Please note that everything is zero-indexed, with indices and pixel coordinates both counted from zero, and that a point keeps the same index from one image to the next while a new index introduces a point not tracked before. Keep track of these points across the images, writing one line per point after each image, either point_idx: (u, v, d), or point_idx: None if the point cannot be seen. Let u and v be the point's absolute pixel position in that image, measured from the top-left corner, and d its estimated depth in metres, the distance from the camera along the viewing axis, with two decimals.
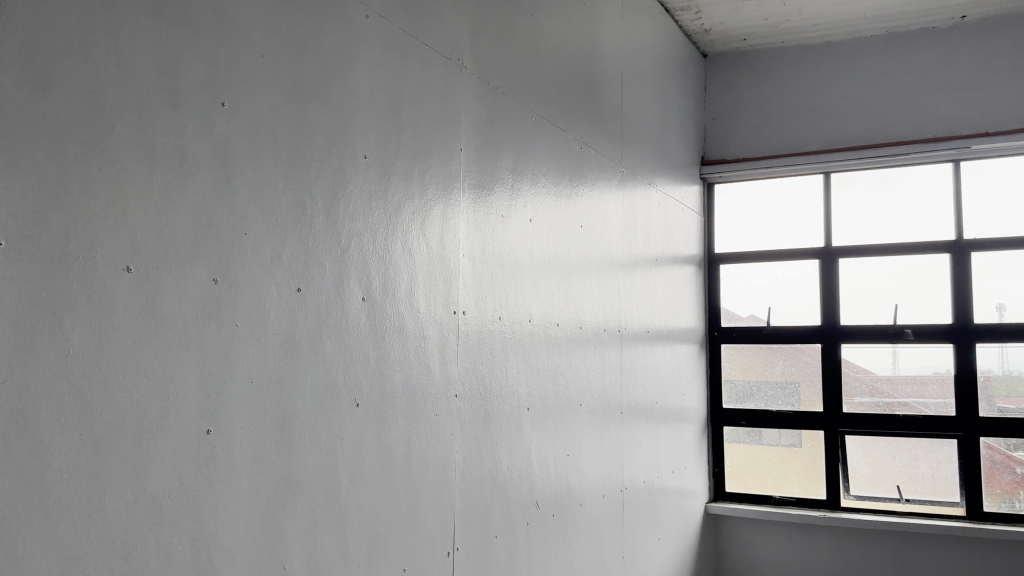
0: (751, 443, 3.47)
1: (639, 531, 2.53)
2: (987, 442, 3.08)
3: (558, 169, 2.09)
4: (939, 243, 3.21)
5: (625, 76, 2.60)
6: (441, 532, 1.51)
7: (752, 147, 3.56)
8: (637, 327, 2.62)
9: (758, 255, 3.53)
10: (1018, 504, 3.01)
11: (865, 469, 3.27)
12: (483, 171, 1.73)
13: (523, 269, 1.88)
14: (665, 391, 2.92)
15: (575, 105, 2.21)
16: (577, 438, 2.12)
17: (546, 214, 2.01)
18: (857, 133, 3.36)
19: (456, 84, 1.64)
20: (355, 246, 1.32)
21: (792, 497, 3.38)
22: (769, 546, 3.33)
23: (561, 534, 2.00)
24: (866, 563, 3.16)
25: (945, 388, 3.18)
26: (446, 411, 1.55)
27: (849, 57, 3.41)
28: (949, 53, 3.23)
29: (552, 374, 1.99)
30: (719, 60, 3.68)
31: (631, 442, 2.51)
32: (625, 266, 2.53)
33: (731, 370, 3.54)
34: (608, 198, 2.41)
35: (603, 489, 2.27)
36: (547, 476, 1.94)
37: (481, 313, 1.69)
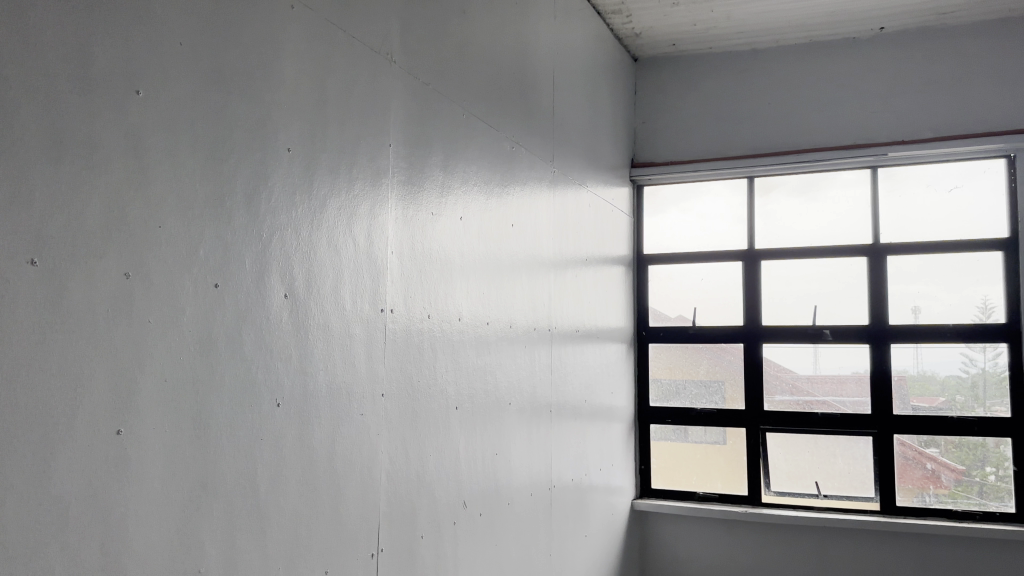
0: (677, 441, 3.54)
1: (567, 529, 2.54)
2: (900, 440, 3.19)
3: (489, 169, 2.08)
4: (856, 247, 3.33)
5: (556, 77, 2.61)
6: (365, 534, 1.48)
7: (681, 150, 3.62)
8: (566, 326, 2.63)
9: (685, 257, 3.60)
10: (929, 498, 3.14)
11: (785, 465, 3.36)
12: (412, 167, 1.70)
13: (453, 268, 1.86)
14: (594, 389, 2.94)
15: (507, 103, 2.20)
16: (506, 437, 2.11)
17: (476, 213, 1.99)
18: (781, 139, 3.45)
19: (385, 80, 1.62)
20: (277, 241, 1.29)
21: (715, 493, 3.46)
22: (693, 542, 3.40)
23: (488, 533, 1.99)
24: (785, 557, 3.25)
25: (861, 387, 3.29)
26: (372, 411, 1.52)
27: (774, 64, 3.50)
28: (869, 63, 3.34)
29: (481, 373, 1.98)
30: (649, 64, 3.72)
31: (559, 440, 2.52)
32: (555, 266, 2.54)
33: (658, 369, 3.61)
34: (539, 197, 2.41)
35: (531, 487, 2.27)
36: (475, 475, 1.93)
37: (409, 311, 1.66)
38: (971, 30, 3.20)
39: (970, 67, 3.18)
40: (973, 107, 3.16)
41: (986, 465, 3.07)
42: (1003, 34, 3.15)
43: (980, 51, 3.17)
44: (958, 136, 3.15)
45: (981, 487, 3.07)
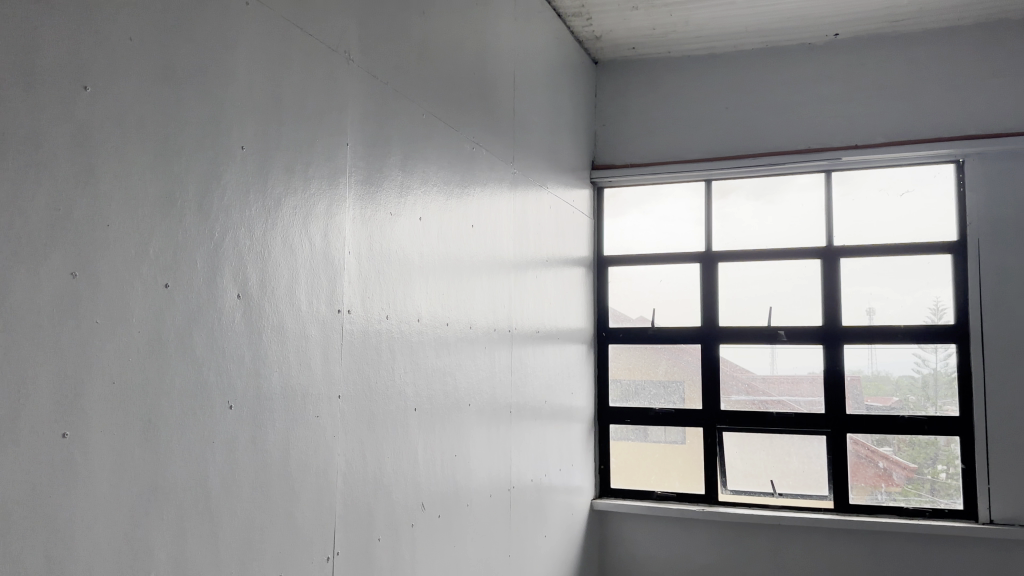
0: (636, 441, 3.57)
1: (526, 530, 2.54)
2: (853, 438, 3.25)
3: (449, 169, 2.07)
4: (811, 249, 3.39)
5: (517, 78, 2.61)
6: (321, 537, 1.47)
7: (640, 152, 3.65)
8: (526, 327, 2.63)
9: (644, 258, 3.63)
10: (881, 496, 3.20)
11: (741, 464, 3.41)
12: (370, 166, 1.69)
13: (412, 268, 1.85)
14: (554, 390, 2.95)
15: (466, 103, 2.19)
16: (465, 439, 2.11)
17: (436, 214, 1.98)
18: (738, 142, 3.50)
19: (343, 79, 1.60)
20: (230, 240, 1.27)
21: (673, 492, 3.50)
22: (651, 541, 3.42)
23: (446, 535, 1.98)
24: (741, 555, 3.29)
25: (815, 386, 3.35)
26: (328, 413, 1.50)
27: (732, 68, 3.55)
28: (823, 69, 3.41)
29: (440, 374, 1.97)
30: (609, 67, 3.75)
31: (519, 441, 2.52)
32: (515, 268, 2.54)
33: (618, 369, 3.64)
34: (499, 198, 2.41)
35: (490, 488, 2.27)
36: (433, 476, 1.92)
37: (366, 311, 1.65)
38: (922, 37, 3.27)
39: (921, 74, 3.26)
40: (923, 113, 3.23)
41: (937, 463, 3.13)
42: (952, 42, 3.23)
43: (930, 59, 3.25)
44: (909, 141, 3.22)
45: (932, 484, 3.13)
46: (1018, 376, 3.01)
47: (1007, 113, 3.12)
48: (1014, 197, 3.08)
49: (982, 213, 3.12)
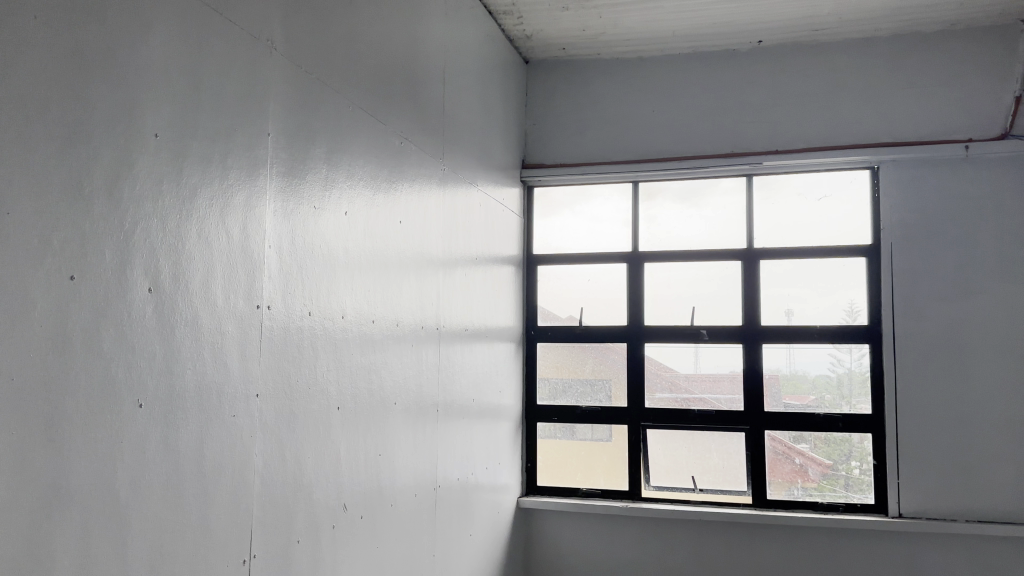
0: (563, 439, 3.59)
1: (451, 529, 2.53)
2: (772, 435, 3.35)
3: (376, 163, 2.03)
4: (733, 251, 3.47)
5: (447, 74, 2.59)
6: (237, 540, 1.42)
7: (569, 152, 3.68)
8: (455, 325, 2.61)
9: (572, 258, 3.65)
10: (797, 491, 3.30)
11: (664, 460, 3.48)
12: (293, 159, 1.65)
13: (337, 263, 1.82)
14: (481, 388, 2.94)
15: (395, 97, 2.16)
16: (390, 437, 2.08)
17: (362, 209, 1.95)
18: (665, 145, 3.56)
19: (265, 68, 1.56)
20: (141, 232, 1.21)
21: (598, 489, 3.53)
22: (576, 539, 3.45)
23: (369, 535, 1.95)
24: (663, 551, 3.35)
25: (735, 385, 3.43)
26: (245, 412, 1.46)
27: (659, 71, 3.60)
28: (748, 75, 3.49)
29: (365, 372, 1.94)
30: (540, 67, 3.76)
31: (445, 438, 2.50)
32: (444, 265, 2.52)
33: (546, 367, 3.65)
34: (428, 195, 2.38)
35: (415, 488, 2.24)
36: (356, 476, 1.89)
37: (288, 307, 1.61)
38: (840, 47, 3.39)
39: (839, 83, 3.37)
40: (840, 121, 3.35)
41: (851, 459, 3.25)
42: (869, 52, 3.35)
43: (848, 68, 3.36)
44: (827, 148, 3.33)
45: (846, 479, 3.24)
46: (925, 374, 3.13)
47: (918, 122, 3.25)
48: (925, 203, 3.21)
49: (895, 218, 3.24)
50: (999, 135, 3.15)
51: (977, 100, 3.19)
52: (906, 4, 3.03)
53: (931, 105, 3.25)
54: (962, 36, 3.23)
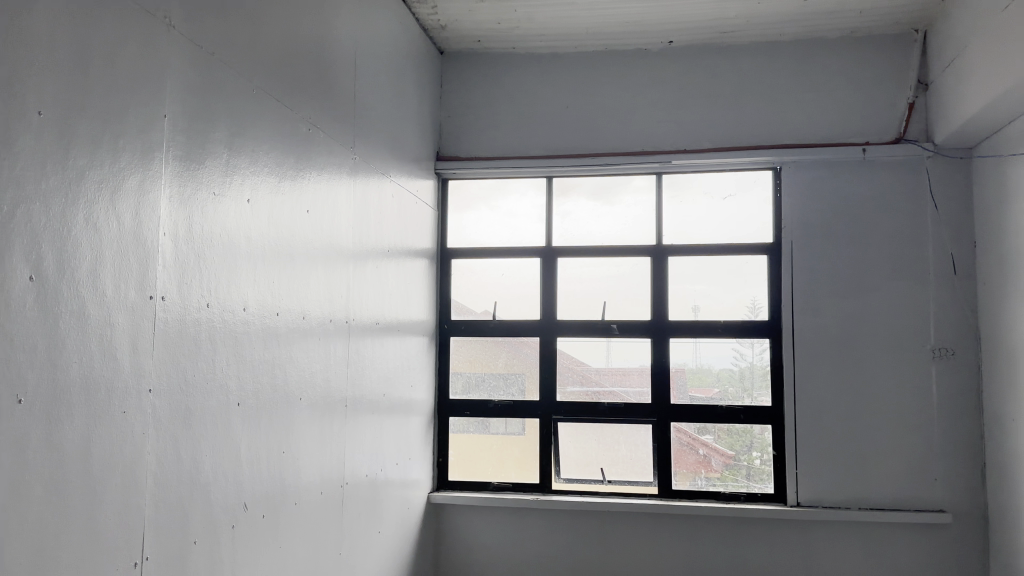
0: (475, 433, 3.57)
1: (359, 526, 2.48)
2: (678, 427, 3.43)
3: (281, 150, 1.96)
4: (643, 247, 3.52)
5: (358, 61, 2.53)
6: (127, 543, 1.35)
7: (483, 146, 3.66)
8: (365, 318, 2.56)
9: (485, 251, 3.63)
10: (701, 482, 3.38)
11: (574, 453, 3.52)
12: (191, 142, 1.57)
13: (238, 253, 1.75)
14: (392, 382, 2.89)
15: (302, 82, 2.09)
16: (294, 434, 2.02)
17: (265, 198, 1.88)
18: (578, 140, 3.58)
19: (162, 46, 1.48)
20: (22, 215, 1.13)
21: (509, 482, 3.54)
22: (486, 533, 3.44)
23: (271, 535, 1.89)
24: (572, 544, 3.38)
25: (643, 378, 3.49)
26: (136, 408, 1.39)
27: (573, 67, 3.63)
28: (659, 73, 3.55)
29: (269, 366, 1.88)
30: (454, 57, 3.72)
31: (353, 434, 2.45)
32: (354, 257, 2.46)
33: (458, 362, 3.62)
34: (338, 185, 2.32)
35: (321, 485, 2.19)
36: (257, 474, 1.82)
37: (183, 298, 1.53)
38: (747, 50, 3.48)
39: (746, 85, 3.46)
40: (746, 122, 3.44)
41: (753, 450, 3.35)
42: (774, 56, 3.45)
43: (754, 70, 3.46)
44: (735, 148, 3.42)
45: (748, 469, 3.34)
46: (823, 368, 3.26)
47: (818, 125, 3.38)
48: (825, 203, 3.34)
49: (796, 218, 3.36)
50: (892, 140, 3.30)
51: (873, 106, 3.34)
52: (810, 10, 3.14)
53: (831, 109, 3.38)
54: (860, 43, 3.37)
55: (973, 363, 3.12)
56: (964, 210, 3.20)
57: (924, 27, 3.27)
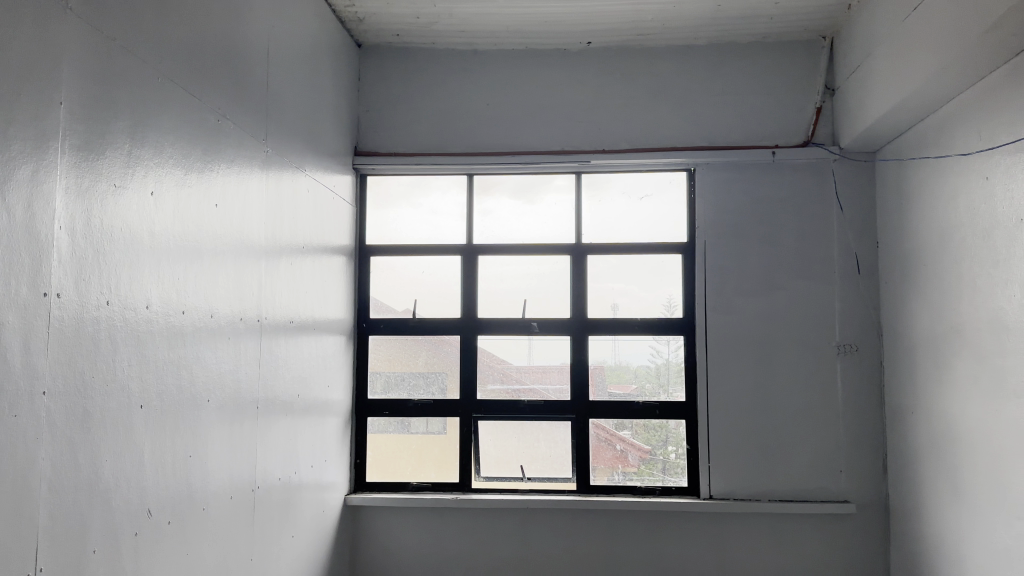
0: (393, 432, 3.52)
1: (272, 531, 2.41)
2: (596, 423, 3.47)
3: (188, 141, 1.89)
4: (563, 246, 3.56)
5: (271, 51, 2.46)
6: (20, 555, 1.27)
7: (402, 142, 3.61)
8: (278, 317, 2.49)
9: (404, 249, 3.59)
10: (618, 477, 3.44)
11: (494, 451, 3.51)
12: (90, 131, 1.49)
13: (141, 248, 1.67)
14: (307, 383, 2.82)
15: (211, 72, 2.02)
16: (202, 438, 1.94)
17: (171, 192, 1.80)
18: (499, 137, 3.58)
19: (58, 28, 1.40)
20: None
21: (427, 482, 3.51)
22: (404, 534, 3.40)
23: (177, 542, 1.81)
24: (491, 543, 3.37)
25: (563, 376, 3.52)
26: (29, 411, 1.31)
27: (493, 63, 3.62)
28: (579, 72, 3.57)
29: (174, 367, 1.80)
30: (372, 51, 3.65)
31: (266, 437, 2.38)
32: (266, 254, 2.39)
33: (377, 361, 3.56)
34: (249, 179, 2.25)
35: (231, 490, 2.11)
36: (162, 479, 1.74)
37: (81, 295, 1.45)
38: (664, 52, 3.54)
39: (663, 86, 3.52)
40: (664, 123, 3.50)
41: (668, 444, 3.41)
42: (689, 59, 3.52)
43: (670, 72, 3.52)
44: (652, 148, 3.48)
45: (663, 463, 3.40)
46: (735, 364, 3.35)
47: (732, 128, 3.47)
48: (738, 204, 3.43)
49: (711, 218, 3.44)
50: (801, 143, 3.42)
51: (783, 110, 3.45)
52: (724, 14, 3.22)
53: (744, 112, 3.47)
54: (771, 48, 3.48)
55: (875, 358, 3.26)
56: (867, 212, 3.34)
57: (830, 34, 3.40)
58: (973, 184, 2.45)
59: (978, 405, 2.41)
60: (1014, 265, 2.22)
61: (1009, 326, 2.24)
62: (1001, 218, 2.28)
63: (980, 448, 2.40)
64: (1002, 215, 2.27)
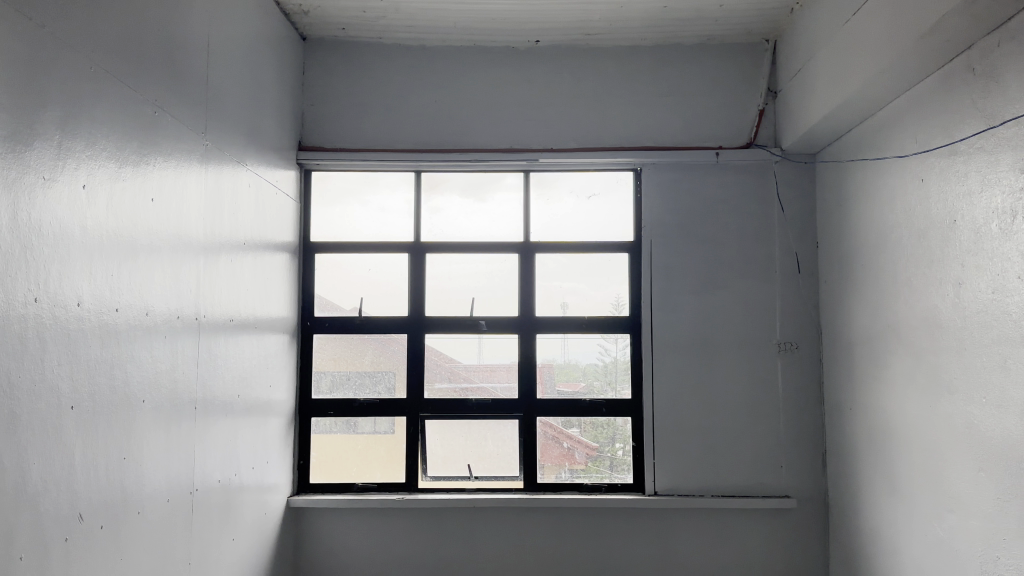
0: (339, 432, 3.47)
1: (211, 535, 2.36)
2: (544, 421, 3.48)
3: (122, 133, 1.82)
4: (511, 244, 3.56)
5: (212, 42, 2.40)
6: None
7: (348, 137, 3.56)
8: (217, 316, 2.43)
9: (350, 247, 3.55)
10: (566, 474, 3.45)
11: (441, 450, 3.49)
12: (17, 121, 1.43)
13: (72, 243, 1.61)
14: (248, 382, 2.76)
15: (149, 63, 1.96)
16: (136, 439, 1.88)
17: (105, 185, 1.74)
18: (447, 135, 3.55)
19: None
20: None
21: (373, 482, 3.47)
22: (349, 536, 3.35)
23: (111, 547, 1.76)
24: (438, 543, 3.35)
25: (511, 374, 3.52)
26: None
27: (441, 59, 3.59)
28: (526, 71, 3.57)
29: (107, 366, 1.74)
30: (318, 45, 3.59)
31: (205, 438, 2.32)
32: (205, 250, 2.33)
33: (322, 361, 3.50)
34: (187, 173, 2.19)
35: (167, 493, 2.06)
36: (94, 482, 1.69)
37: (8, 293, 1.39)
38: (611, 52, 3.56)
39: (610, 87, 3.54)
40: (611, 123, 3.52)
41: (616, 441, 3.44)
42: (636, 59, 3.55)
43: (618, 72, 3.55)
44: (599, 148, 3.49)
45: (610, 461, 3.43)
46: (680, 362, 3.39)
47: (678, 128, 3.51)
48: (683, 204, 3.47)
49: (657, 217, 3.47)
50: (745, 144, 3.48)
51: (728, 111, 3.51)
52: (670, 16, 3.25)
53: (689, 113, 3.51)
54: (716, 51, 3.53)
55: (815, 356, 3.33)
56: (807, 213, 3.42)
57: (774, 37, 3.46)
58: (909, 186, 2.52)
59: (913, 402, 2.48)
60: (948, 265, 2.28)
61: (942, 324, 2.31)
62: (935, 219, 2.35)
63: (915, 443, 2.48)
64: (936, 216, 2.34)
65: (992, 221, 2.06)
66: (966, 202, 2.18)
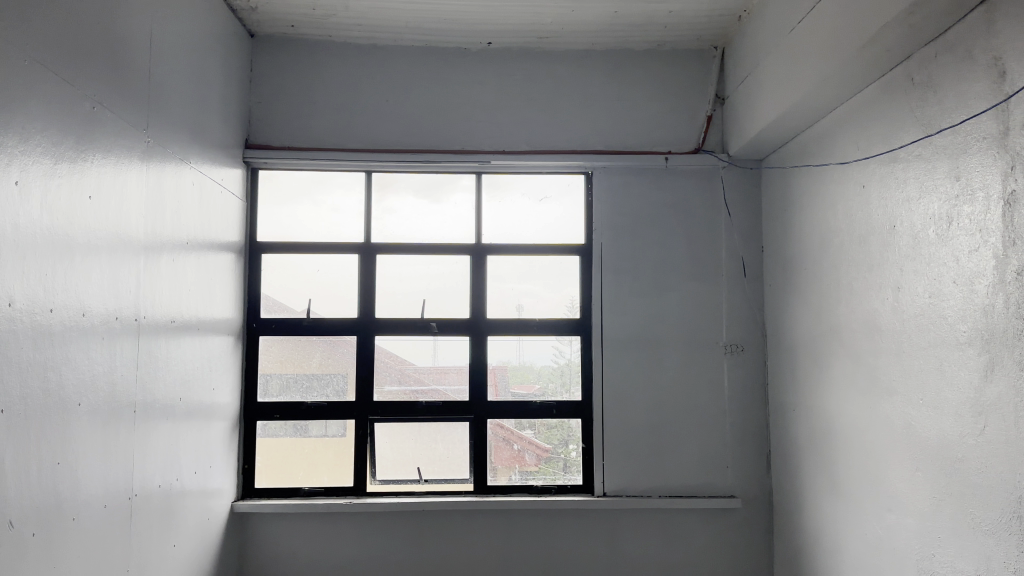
0: (287, 436, 3.42)
1: (151, 541, 2.29)
2: (496, 423, 3.48)
3: (58, 128, 1.76)
4: (462, 246, 3.55)
5: (154, 36, 2.34)
6: None
7: (297, 136, 3.50)
8: (158, 316, 2.37)
9: (298, 247, 3.49)
10: (517, 476, 3.46)
11: (391, 453, 3.46)
12: None
13: (3, 242, 1.55)
14: (190, 385, 2.69)
15: (87, 56, 1.90)
16: (71, 443, 1.82)
17: (39, 182, 1.68)
18: (397, 135, 3.53)
19: None
20: None
21: (321, 487, 3.42)
22: (295, 541, 3.29)
23: (43, 555, 1.70)
24: (386, 547, 3.31)
25: (461, 376, 3.51)
26: None
27: (392, 59, 3.56)
28: (478, 72, 3.56)
29: (40, 370, 1.68)
30: (266, 42, 3.53)
31: (144, 443, 2.26)
32: (145, 250, 2.26)
33: (268, 363, 3.45)
34: (127, 170, 2.13)
35: (104, 499, 2.00)
36: (25, 488, 1.63)
37: None
38: (563, 55, 3.58)
39: (561, 90, 3.56)
40: (562, 126, 3.54)
41: (569, 443, 3.46)
42: (588, 63, 3.57)
43: (569, 76, 3.56)
44: (550, 150, 3.51)
45: (563, 462, 3.45)
46: (629, 364, 3.41)
47: (628, 132, 3.54)
48: (633, 207, 3.50)
49: (607, 220, 3.49)
50: (693, 149, 3.52)
51: (677, 116, 3.55)
52: (620, 21, 3.28)
53: (639, 117, 3.55)
54: (666, 57, 3.57)
55: (760, 358, 3.39)
56: (753, 218, 3.48)
57: (722, 44, 3.52)
58: (851, 192, 2.58)
59: (854, 403, 2.54)
60: (887, 269, 2.34)
61: (882, 327, 2.36)
62: (875, 225, 2.41)
63: (856, 443, 2.53)
64: (877, 222, 2.40)
65: (929, 227, 2.12)
66: (905, 208, 2.24)
